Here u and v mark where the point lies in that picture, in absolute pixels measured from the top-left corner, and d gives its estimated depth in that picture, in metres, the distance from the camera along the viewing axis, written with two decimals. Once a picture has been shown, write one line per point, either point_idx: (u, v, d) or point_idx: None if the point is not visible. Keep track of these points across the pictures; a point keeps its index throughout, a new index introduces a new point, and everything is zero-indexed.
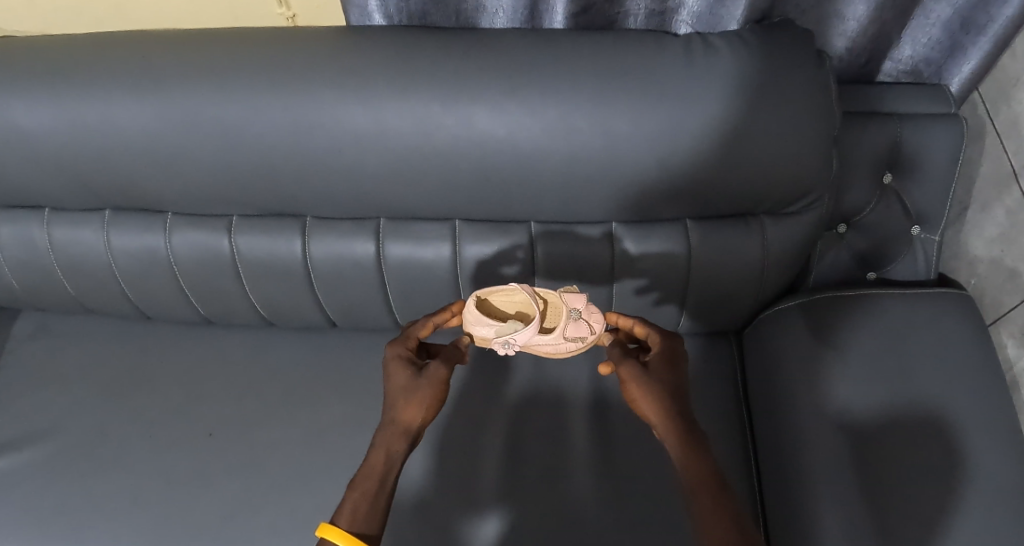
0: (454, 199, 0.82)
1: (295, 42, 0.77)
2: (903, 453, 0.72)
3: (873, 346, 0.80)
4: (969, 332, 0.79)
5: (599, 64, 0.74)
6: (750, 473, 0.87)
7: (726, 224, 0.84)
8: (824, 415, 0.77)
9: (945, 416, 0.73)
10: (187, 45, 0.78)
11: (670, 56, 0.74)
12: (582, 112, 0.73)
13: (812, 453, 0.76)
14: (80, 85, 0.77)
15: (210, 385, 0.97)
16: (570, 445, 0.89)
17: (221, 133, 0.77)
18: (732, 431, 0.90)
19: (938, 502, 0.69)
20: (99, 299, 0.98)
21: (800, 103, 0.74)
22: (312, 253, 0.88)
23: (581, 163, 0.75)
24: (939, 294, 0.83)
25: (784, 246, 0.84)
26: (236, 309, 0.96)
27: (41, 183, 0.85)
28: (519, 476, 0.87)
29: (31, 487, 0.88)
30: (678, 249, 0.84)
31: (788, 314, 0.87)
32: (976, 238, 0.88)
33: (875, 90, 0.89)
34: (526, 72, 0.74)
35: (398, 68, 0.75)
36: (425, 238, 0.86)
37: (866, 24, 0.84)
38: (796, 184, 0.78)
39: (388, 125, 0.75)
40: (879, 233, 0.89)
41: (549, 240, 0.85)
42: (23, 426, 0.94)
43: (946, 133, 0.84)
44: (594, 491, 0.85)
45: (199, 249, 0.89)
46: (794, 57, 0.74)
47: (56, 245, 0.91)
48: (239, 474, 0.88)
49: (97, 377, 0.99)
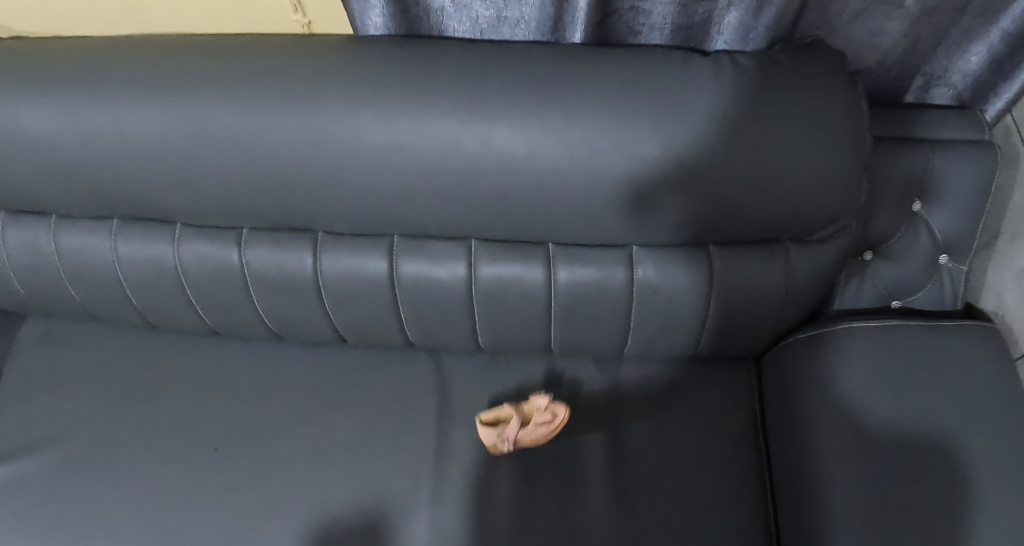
0: (470, 219, 0.80)
1: (312, 51, 0.75)
2: (922, 480, 0.70)
3: (896, 368, 0.78)
4: (997, 366, 0.76)
5: (623, 83, 0.71)
6: (764, 487, 0.86)
7: (750, 250, 0.81)
8: (842, 442, 0.75)
9: (970, 450, 0.71)
10: (200, 52, 0.76)
11: (698, 74, 0.72)
12: (605, 132, 0.71)
13: (826, 482, 0.74)
14: (90, 91, 0.75)
15: (217, 397, 0.95)
16: (580, 470, 0.87)
17: (232, 144, 0.75)
18: (746, 446, 0.89)
19: (959, 543, 0.66)
20: (105, 307, 0.96)
21: (831, 127, 0.71)
22: (323, 267, 0.86)
23: (603, 186, 0.73)
24: (966, 325, 0.80)
25: (810, 273, 0.82)
26: (245, 321, 0.94)
27: (46, 190, 0.84)
28: (528, 497, 0.85)
29: (31, 497, 0.87)
30: (701, 276, 0.82)
31: (808, 342, 0.85)
32: (1006, 268, 0.85)
33: (906, 114, 0.86)
34: (549, 89, 0.71)
35: (416, 81, 0.72)
36: (439, 256, 0.84)
37: (900, 40, 0.81)
38: (823, 210, 0.76)
39: (404, 141, 0.72)
40: (906, 262, 0.86)
41: (568, 261, 0.82)
42: (27, 433, 0.93)
43: (979, 160, 0.81)
44: (602, 515, 0.84)
45: (207, 261, 0.87)
46: (824, 81, 0.71)
47: (62, 251, 0.90)
48: (244, 489, 0.87)
49: (101, 385, 0.97)
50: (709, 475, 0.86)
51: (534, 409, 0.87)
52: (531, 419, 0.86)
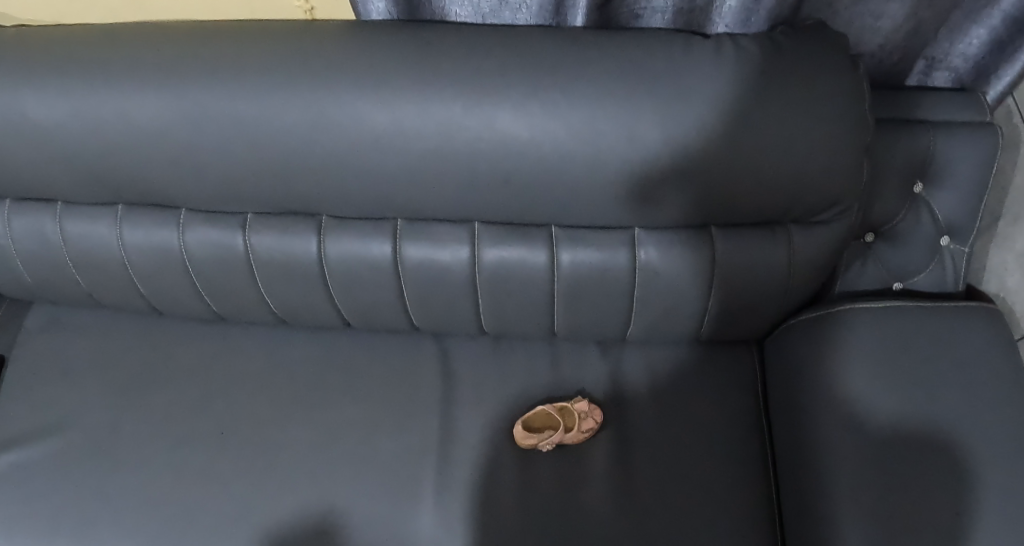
0: (473, 202, 0.80)
1: (314, 36, 0.75)
2: (923, 460, 0.71)
3: (898, 349, 0.78)
4: (998, 346, 0.77)
5: (625, 65, 0.72)
6: (767, 468, 0.86)
7: (752, 232, 0.82)
8: (844, 423, 0.76)
9: (971, 429, 0.71)
10: (204, 37, 0.76)
11: (699, 57, 0.72)
12: (608, 114, 0.71)
13: (830, 462, 0.75)
14: (95, 77, 0.76)
15: (222, 383, 0.96)
16: (583, 454, 0.88)
17: (236, 129, 0.75)
18: (748, 427, 0.89)
19: (961, 521, 0.67)
20: (111, 294, 0.97)
21: (832, 108, 0.71)
22: (327, 251, 0.86)
23: (606, 168, 0.73)
24: (967, 306, 0.81)
25: (812, 255, 0.82)
26: (250, 307, 0.95)
27: (51, 177, 0.84)
28: (533, 478, 0.86)
29: (41, 482, 0.88)
30: (704, 258, 0.82)
31: (810, 324, 0.85)
32: (1008, 249, 0.86)
33: (908, 97, 0.86)
34: (551, 71, 0.72)
35: (419, 65, 0.73)
36: (443, 240, 0.84)
37: (902, 22, 0.81)
38: (826, 191, 0.76)
39: (407, 124, 0.73)
40: (908, 244, 0.86)
41: (570, 244, 0.83)
42: (35, 420, 0.94)
43: (980, 143, 0.81)
44: (607, 498, 0.84)
45: (211, 246, 0.87)
46: (825, 63, 0.72)
47: (68, 239, 0.90)
48: (251, 473, 0.88)
49: (108, 371, 0.98)
50: (712, 456, 0.87)
51: (578, 414, 0.88)
52: (576, 425, 0.88)
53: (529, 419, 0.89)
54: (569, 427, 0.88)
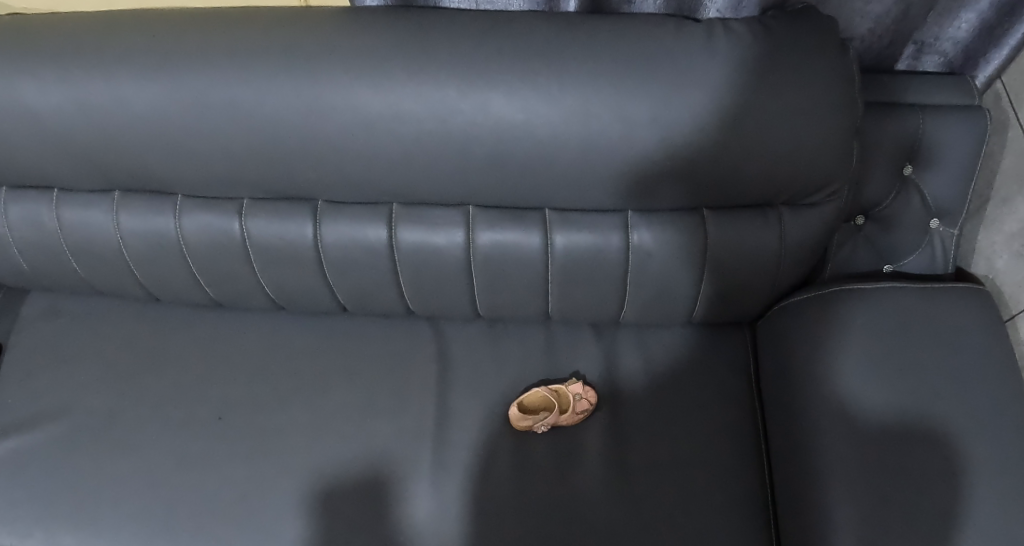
0: (468, 185, 0.80)
1: (309, 21, 0.75)
2: (912, 437, 0.72)
3: (888, 329, 0.79)
4: (987, 326, 0.78)
5: (617, 49, 0.72)
6: (759, 449, 0.87)
7: (744, 214, 0.83)
8: (835, 402, 0.77)
9: (959, 407, 0.72)
10: (199, 24, 0.76)
11: (690, 40, 0.72)
12: (599, 97, 0.72)
13: (821, 441, 0.76)
14: (90, 63, 0.76)
15: (220, 369, 0.96)
16: (578, 436, 0.88)
17: (232, 115, 0.76)
18: (741, 409, 0.90)
19: (948, 496, 0.68)
20: (109, 282, 0.98)
21: (821, 91, 0.72)
22: (323, 236, 0.87)
23: (598, 151, 0.74)
24: (956, 287, 0.82)
25: (802, 237, 0.83)
26: (247, 293, 0.96)
27: (48, 164, 0.84)
28: (528, 460, 0.87)
29: (39, 468, 0.89)
30: (696, 240, 0.83)
31: (801, 306, 0.86)
32: (996, 232, 0.87)
33: (898, 81, 0.87)
34: (543, 55, 0.72)
35: (413, 49, 0.73)
36: (438, 224, 0.85)
37: (892, 7, 0.82)
38: (815, 173, 0.77)
39: (402, 108, 0.73)
40: (897, 226, 0.87)
41: (563, 227, 0.84)
42: (33, 407, 0.94)
43: (968, 126, 0.82)
44: (603, 482, 0.85)
45: (208, 232, 0.88)
46: (814, 46, 0.72)
47: (66, 226, 0.91)
48: (248, 457, 0.88)
49: (105, 358, 0.99)
50: (705, 438, 0.88)
51: (572, 396, 0.89)
52: (570, 406, 0.89)
53: (523, 402, 0.90)
54: (564, 409, 0.89)
